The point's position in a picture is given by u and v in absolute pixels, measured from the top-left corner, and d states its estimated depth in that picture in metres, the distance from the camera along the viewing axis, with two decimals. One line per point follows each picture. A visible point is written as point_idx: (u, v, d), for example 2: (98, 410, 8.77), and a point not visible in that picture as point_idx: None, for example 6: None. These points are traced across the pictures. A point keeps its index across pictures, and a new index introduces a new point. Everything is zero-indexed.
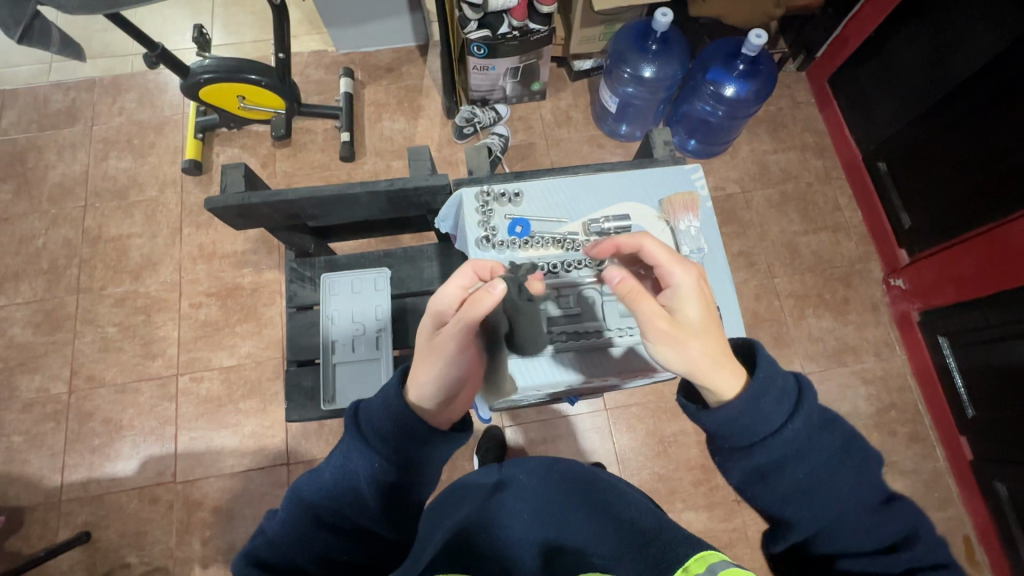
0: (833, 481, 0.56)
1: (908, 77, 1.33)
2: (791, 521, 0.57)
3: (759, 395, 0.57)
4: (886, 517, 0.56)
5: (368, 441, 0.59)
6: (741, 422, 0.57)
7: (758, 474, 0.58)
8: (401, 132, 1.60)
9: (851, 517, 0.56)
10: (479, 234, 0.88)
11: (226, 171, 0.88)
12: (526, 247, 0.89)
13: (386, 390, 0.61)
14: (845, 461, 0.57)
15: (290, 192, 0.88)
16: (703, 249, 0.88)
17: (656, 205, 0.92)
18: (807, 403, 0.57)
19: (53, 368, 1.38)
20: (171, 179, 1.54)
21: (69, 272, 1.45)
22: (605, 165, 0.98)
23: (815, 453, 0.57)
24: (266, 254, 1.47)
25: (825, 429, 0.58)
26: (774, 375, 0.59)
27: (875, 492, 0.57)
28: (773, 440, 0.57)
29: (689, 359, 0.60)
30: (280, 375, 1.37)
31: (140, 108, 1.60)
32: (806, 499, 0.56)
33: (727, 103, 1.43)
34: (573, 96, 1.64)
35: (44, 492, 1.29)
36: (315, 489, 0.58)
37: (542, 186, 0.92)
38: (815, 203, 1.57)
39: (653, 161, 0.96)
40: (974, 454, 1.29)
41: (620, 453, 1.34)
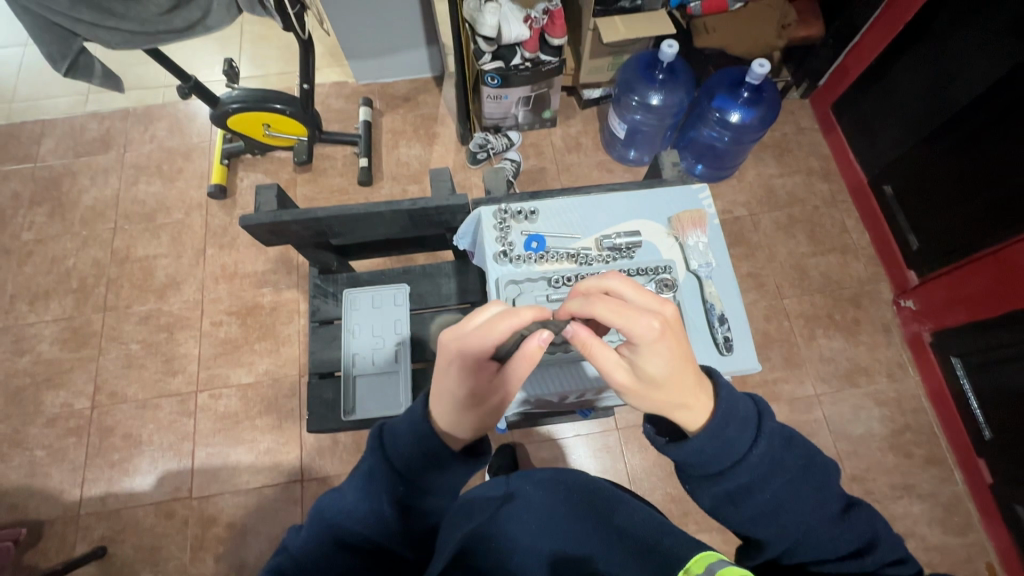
0: (796, 501, 0.57)
1: (910, 103, 1.37)
2: (760, 540, 0.59)
3: (723, 424, 0.58)
4: (848, 528, 0.57)
5: (391, 462, 0.61)
6: (706, 452, 0.58)
7: (728, 498, 0.59)
8: (417, 158, 1.66)
9: (820, 529, 0.57)
10: (497, 249, 0.91)
11: (261, 191, 0.93)
12: (541, 261, 0.92)
13: (413, 413, 0.63)
14: (807, 477, 0.58)
15: (318, 210, 0.92)
16: (711, 263, 0.91)
17: (665, 222, 0.95)
18: (768, 427, 0.59)
19: (77, 384, 1.42)
20: (198, 202, 1.61)
21: (97, 291, 1.51)
22: (616, 184, 1.01)
23: (779, 476, 0.58)
24: (285, 274, 1.52)
25: (786, 448, 0.59)
26: (736, 404, 0.59)
27: (833, 502, 0.58)
28: (739, 468, 0.58)
29: (645, 405, 0.62)
30: (296, 392, 1.40)
31: (170, 135, 1.69)
32: (773, 520, 0.57)
33: (733, 129, 1.47)
34: (583, 123, 1.70)
35: (63, 506, 1.31)
36: (338, 509, 0.59)
37: (556, 204, 0.96)
38: (823, 225, 1.60)
39: (662, 181, 1.00)
40: (993, 477, 1.27)
41: (632, 474, 1.34)
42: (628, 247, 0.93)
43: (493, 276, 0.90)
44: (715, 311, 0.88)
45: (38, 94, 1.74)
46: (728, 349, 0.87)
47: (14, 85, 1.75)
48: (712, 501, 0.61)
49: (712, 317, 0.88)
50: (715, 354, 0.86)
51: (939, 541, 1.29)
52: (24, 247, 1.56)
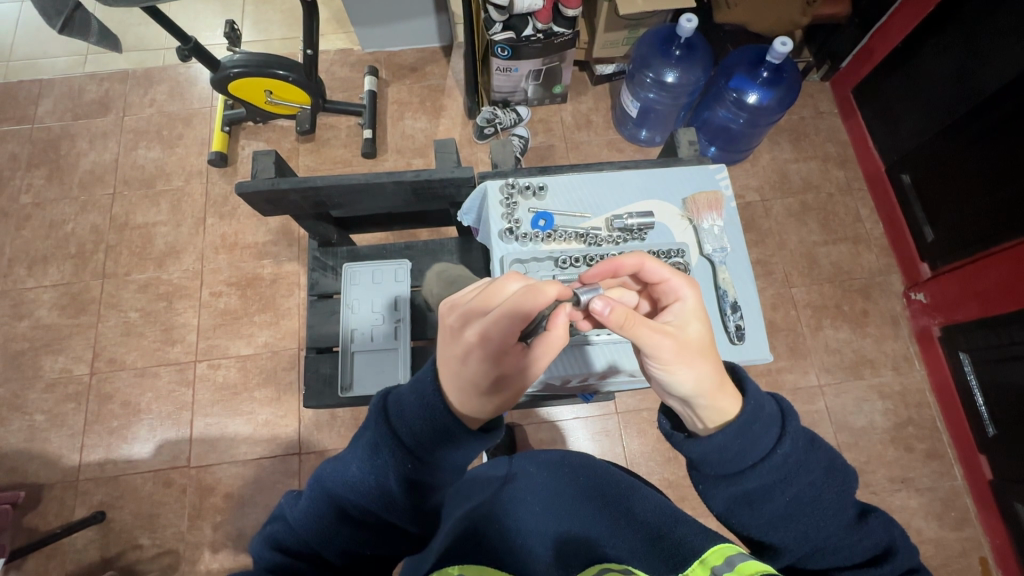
0: (814, 506, 0.56)
1: (934, 89, 1.32)
2: (775, 543, 0.58)
3: (750, 423, 0.56)
4: (864, 534, 0.56)
5: (399, 437, 0.57)
6: (729, 450, 0.56)
7: (745, 500, 0.57)
8: (423, 131, 1.62)
9: (833, 535, 0.56)
10: (503, 226, 0.89)
11: (256, 157, 0.90)
12: (548, 240, 0.89)
13: (421, 383, 0.59)
14: (829, 481, 0.57)
15: (318, 179, 0.89)
16: (726, 248, 0.88)
17: (678, 204, 0.92)
18: (793, 426, 0.57)
19: (76, 350, 1.41)
20: (198, 170, 1.58)
21: (96, 257, 1.49)
22: (629, 162, 0.98)
23: (801, 478, 0.56)
24: (286, 247, 1.49)
25: (809, 451, 0.57)
26: (762, 401, 0.58)
27: (850, 506, 0.57)
28: (761, 469, 0.56)
29: (687, 387, 0.58)
30: (296, 365, 1.39)
31: (170, 100, 1.64)
32: (790, 524, 0.56)
33: (748, 110, 1.43)
34: (594, 100, 1.65)
35: (62, 470, 1.32)
36: (340, 480, 0.57)
37: (567, 181, 0.93)
38: (836, 214, 1.56)
39: (678, 160, 0.96)
40: (993, 474, 1.27)
41: (630, 458, 1.33)
42: (640, 229, 0.90)
43: (498, 254, 0.88)
44: (727, 298, 0.85)
45: (35, 53, 1.69)
46: (739, 338, 0.84)
47: (10, 43, 1.70)
48: (728, 504, 0.59)
49: (724, 305, 0.85)
50: (725, 343, 0.84)
51: (934, 534, 1.30)
52: (22, 211, 1.54)
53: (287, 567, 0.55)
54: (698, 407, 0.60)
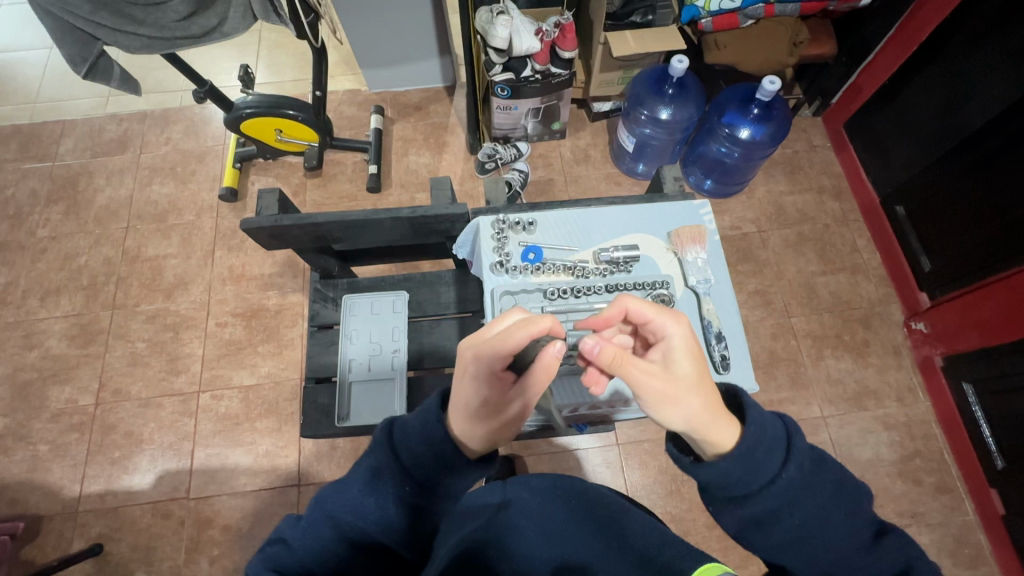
0: (824, 530, 0.56)
1: (923, 123, 1.35)
2: (784, 564, 0.59)
3: (752, 449, 0.56)
4: (879, 556, 0.56)
5: (402, 462, 0.60)
6: (732, 476, 0.57)
7: (753, 522, 0.58)
8: (426, 166, 1.67)
9: (844, 553, 0.56)
10: (493, 259, 0.91)
11: (261, 196, 0.94)
12: (538, 273, 0.91)
13: (425, 410, 0.62)
14: (839, 504, 0.57)
15: (319, 215, 0.93)
16: (710, 279, 0.90)
17: (663, 238, 0.95)
18: (797, 448, 0.57)
19: (82, 380, 1.43)
20: (208, 205, 1.63)
21: (107, 288, 1.53)
22: (616, 198, 1.01)
23: (808, 502, 0.57)
24: (291, 278, 1.53)
25: (817, 474, 0.58)
26: (764, 426, 0.58)
27: (863, 527, 0.57)
28: (767, 492, 0.56)
29: (676, 423, 0.59)
30: (297, 396, 1.40)
31: (185, 138, 1.72)
32: (799, 545, 0.57)
33: (742, 144, 1.46)
34: (592, 135, 1.70)
35: (62, 501, 1.32)
36: (341, 501, 0.57)
37: (556, 215, 0.96)
38: (833, 245, 1.58)
39: (663, 196, 0.99)
40: (1005, 508, 1.23)
41: (631, 490, 1.32)
42: (625, 262, 0.92)
43: (489, 286, 0.90)
44: (712, 328, 0.86)
45: (59, 96, 1.78)
46: (724, 367, 0.85)
47: (37, 87, 1.80)
48: (739, 525, 0.60)
49: (709, 335, 0.87)
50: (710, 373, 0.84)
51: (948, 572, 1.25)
52: (38, 244, 1.59)
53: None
54: (695, 439, 0.60)
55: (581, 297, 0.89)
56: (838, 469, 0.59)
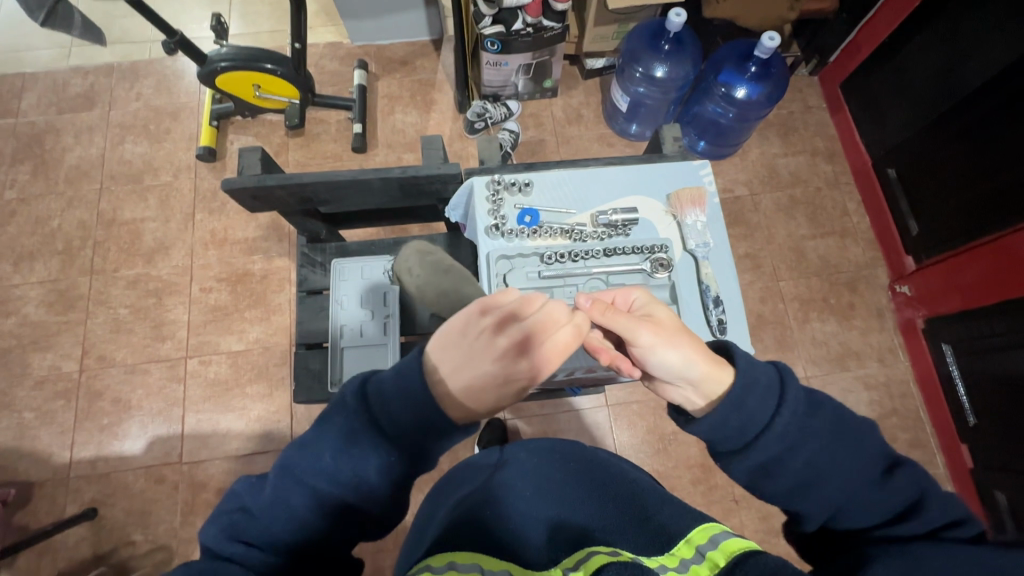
0: (833, 469, 0.58)
1: (920, 84, 1.33)
2: (798, 510, 0.60)
3: (744, 394, 0.60)
4: (894, 489, 0.57)
5: (378, 425, 0.58)
6: (728, 424, 0.60)
7: (762, 471, 0.60)
8: (413, 126, 1.61)
9: (858, 492, 0.57)
10: (489, 222, 0.89)
11: (242, 154, 0.90)
12: (534, 236, 0.90)
13: (404, 371, 0.59)
14: (839, 440, 0.59)
15: (304, 175, 0.89)
16: (709, 244, 0.89)
17: (663, 200, 0.93)
18: (790, 393, 0.60)
19: (65, 347, 1.41)
20: (186, 165, 1.56)
21: (83, 253, 1.48)
22: (614, 158, 0.99)
23: (809, 444, 0.58)
24: (276, 242, 1.49)
25: (813, 414, 0.60)
26: (755, 369, 0.62)
27: (874, 464, 0.58)
28: (766, 438, 0.59)
29: (678, 363, 0.64)
30: (287, 361, 1.39)
31: (157, 94, 1.63)
32: (812, 491, 0.58)
33: (738, 105, 1.43)
34: (585, 94, 1.65)
35: (53, 467, 1.32)
36: (311, 469, 0.56)
37: (552, 177, 0.93)
38: (824, 208, 1.57)
39: (661, 157, 0.96)
40: (973, 462, 1.28)
41: (620, 450, 1.35)
42: (624, 225, 0.91)
43: (484, 250, 0.88)
44: (710, 292, 0.86)
45: (17, 46, 1.66)
46: (720, 332, 0.85)
47: None
48: (750, 478, 0.62)
49: (707, 299, 0.86)
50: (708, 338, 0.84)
51: None
52: (7, 206, 1.52)
53: (255, 558, 0.55)
54: (696, 383, 0.64)
55: (579, 262, 0.87)
56: (840, 408, 0.61)
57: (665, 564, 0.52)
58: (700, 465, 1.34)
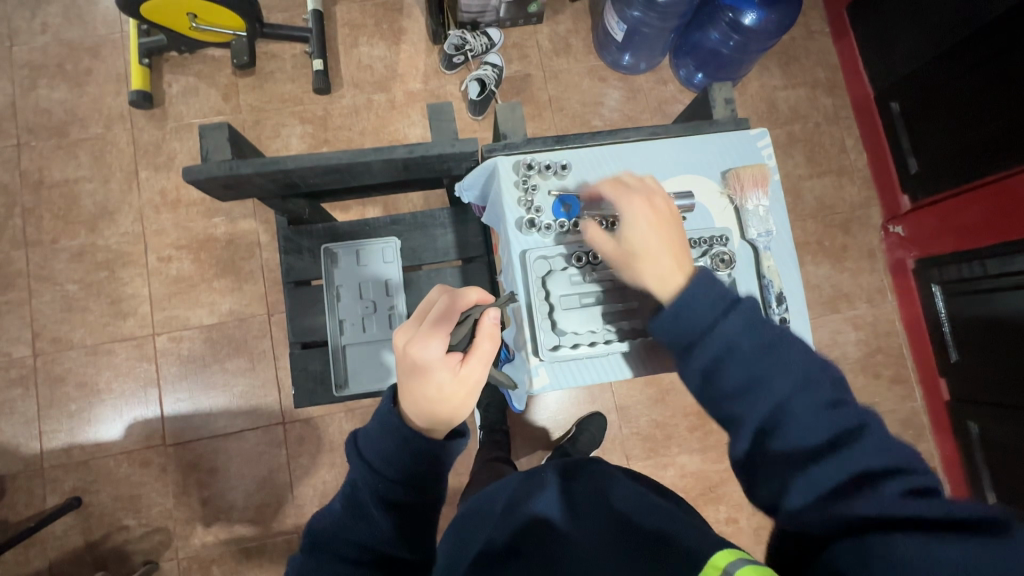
0: (778, 377, 0.53)
1: (931, 9, 1.24)
2: (732, 414, 0.55)
3: (697, 291, 0.60)
4: (833, 418, 0.50)
5: (371, 465, 0.56)
6: (679, 318, 0.60)
7: (710, 373, 0.57)
8: (382, 60, 1.42)
9: (796, 411, 0.51)
10: (520, 215, 0.80)
11: (206, 134, 0.76)
12: (575, 230, 0.81)
13: (381, 412, 0.58)
14: (782, 354, 0.54)
15: (287, 159, 0.76)
16: (771, 232, 0.82)
17: (718, 180, 0.86)
18: (740, 304, 0.58)
19: (11, 331, 1.26)
20: (118, 113, 1.34)
21: (12, 223, 1.29)
22: (658, 128, 0.89)
23: (749, 347, 0.55)
24: (238, 201, 1.33)
25: (764, 323, 0.56)
26: (715, 280, 0.60)
27: (822, 388, 0.52)
28: (709, 337, 0.57)
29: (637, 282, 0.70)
30: (267, 333, 1.30)
31: (68, 25, 1.36)
32: (746, 397, 0.54)
33: (742, 32, 1.31)
34: (573, 19, 1.48)
35: (23, 459, 1.23)
36: (323, 521, 0.55)
37: (589, 158, 0.84)
38: (822, 146, 1.52)
39: (714, 124, 0.88)
40: (951, 395, 1.36)
41: (619, 403, 1.36)
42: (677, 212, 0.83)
43: (518, 248, 0.80)
44: (773, 287, 0.81)
45: None
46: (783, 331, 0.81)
47: None
48: (700, 384, 0.58)
49: (769, 296, 0.81)
50: None
51: None
52: None
53: None
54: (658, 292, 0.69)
55: None
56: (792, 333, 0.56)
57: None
58: (697, 412, 1.37)
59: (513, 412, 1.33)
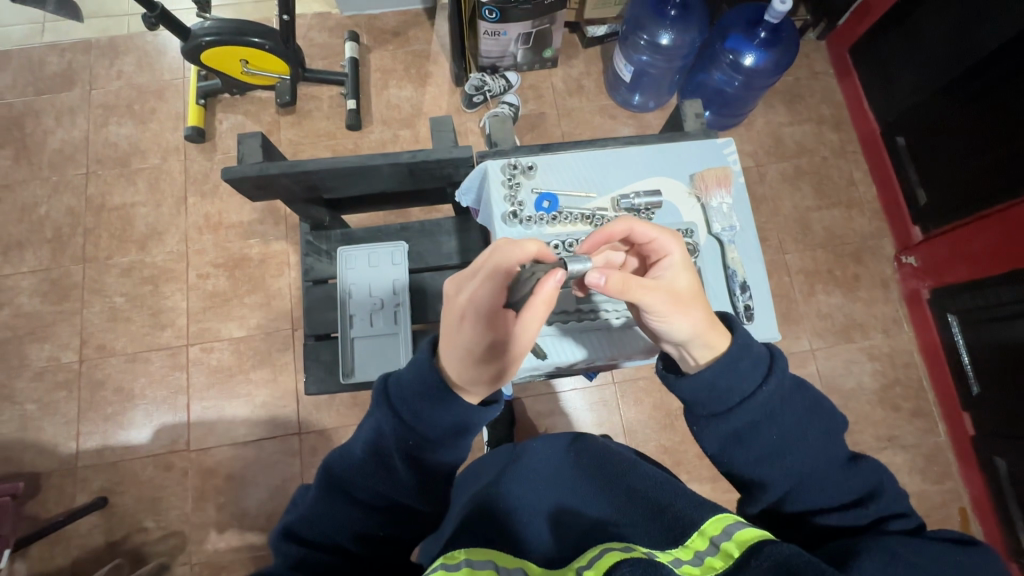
0: (802, 442, 0.59)
1: (930, 49, 1.30)
2: (762, 481, 0.60)
3: (737, 359, 0.61)
4: (855, 474, 0.60)
5: (399, 417, 0.59)
6: (717, 387, 0.60)
7: (735, 438, 0.61)
8: (409, 100, 1.56)
9: (820, 468, 0.59)
10: (506, 209, 0.87)
11: (243, 140, 0.86)
12: (554, 223, 0.87)
13: (419, 360, 0.60)
14: (815, 420, 0.60)
15: (309, 162, 0.86)
16: (735, 226, 0.88)
17: (686, 180, 0.92)
18: (779, 366, 0.61)
19: (62, 338, 1.38)
20: (174, 146, 1.51)
21: (74, 241, 1.44)
22: (635, 136, 0.97)
23: (785, 415, 0.60)
24: (272, 225, 1.45)
25: (796, 391, 0.61)
26: (749, 342, 0.62)
27: (843, 447, 0.61)
28: (748, 404, 0.60)
29: (682, 331, 0.63)
30: (291, 347, 1.38)
31: (139, 71, 1.55)
32: (778, 460, 0.59)
33: (745, 73, 1.39)
34: (585, 64, 1.59)
35: (59, 458, 1.31)
36: (347, 465, 0.59)
37: (569, 160, 0.91)
38: (830, 178, 1.55)
39: (685, 135, 0.96)
40: (975, 430, 1.31)
41: (628, 426, 1.36)
42: (647, 208, 0.89)
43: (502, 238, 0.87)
44: (737, 277, 0.87)
45: None
46: (748, 318, 0.86)
47: None
48: (718, 445, 0.63)
49: (733, 284, 0.87)
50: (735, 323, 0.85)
51: (917, 488, 1.34)
52: None
53: (304, 554, 0.56)
54: (693, 349, 0.64)
55: None
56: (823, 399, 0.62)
57: (681, 557, 0.50)
58: None
59: (521, 431, 1.35)
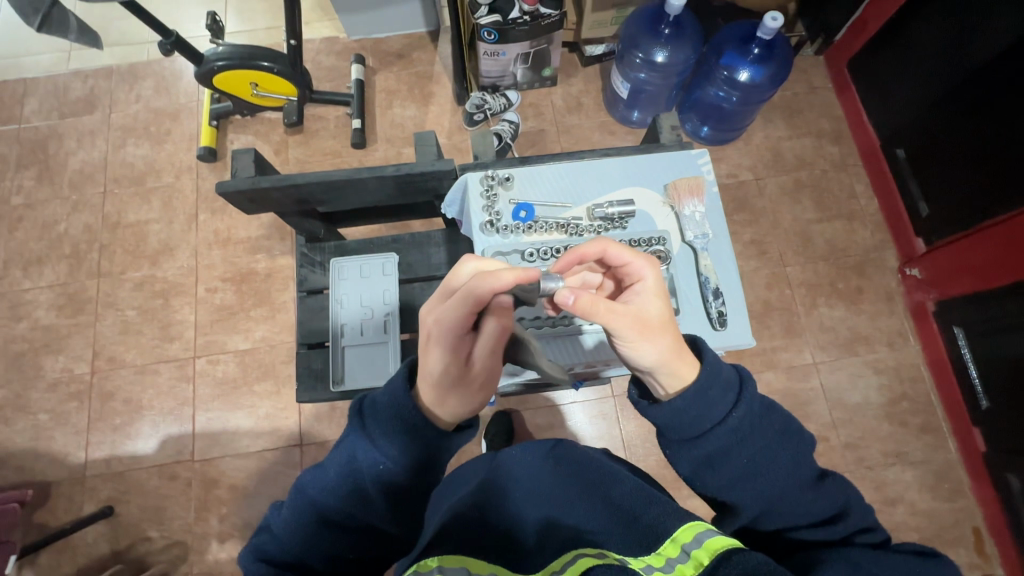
0: (770, 463, 0.59)
1: (925, 62, 1.30)
2: (733, 502, 0.61)
3: (705, 388, 0.60)
4: (824, 492, 0.59)
5: (371, 439, 0.60)
6: (686, 415, 0.60)
7: (705, 462, 0.61)
8: (412, 119, 1.60)
9: (789, 489, 0.59)
10: (483, 219, 0.91)
11: (236, 156, 0.91)
12: (529, 232, 0.91)
13: (393, 387, 0.62)
14: (786, 444, 0.60)
15: (299, 176, 0.90)
16: (708, 234, 0.90)
17: (661, 190, 0.94)
18: (748, 392, 0.60)
19: (75, 350, 1.43)
20: (187, 165, 1.57)
21: (90, 256, 1.50)
22: (612, 148, 0.99)
23: (753, 441, 0.59)
24: (279, 240, 1.49)
25: (764, 415, 0.60)
26: (718, 367, 0.61)
27: (813, 464, 0.61)
28: (719, 429, 0.60)
29: (647, 359, 0.63)
30: (293, 359, 1.40)
31: (156, 95, 1.63)
32: (747, 483, 0.59)
33: (741, 88, 1.40)
34: (584, 82, 1.63)
35: (69, 468, 1.34)
36: (320, 488, 0.60)
37: (546, 172, 0.94)
38: (830, 191, 1.55)
39: (659, 145, 0.97)
40: (986, 446, 1.27)
41: (627, 440, 1.35)
42: (620, 217, 0.91)
43: (480, 246, 0.90)
44: (709, 284, 0.88)
45: (16, 52, 1.66)
46: (721, 324, 0.87)
47: None
48: (691, 467, 0.63)
49: (706, 291, 0.88)
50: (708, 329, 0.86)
51: (927, 506, 1.30)
52: (14, 211, 1.54)
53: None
54: (661, 375, 0.64)
55: None
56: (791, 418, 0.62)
57: (653, 564, 0.52)
58: None
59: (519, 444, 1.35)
